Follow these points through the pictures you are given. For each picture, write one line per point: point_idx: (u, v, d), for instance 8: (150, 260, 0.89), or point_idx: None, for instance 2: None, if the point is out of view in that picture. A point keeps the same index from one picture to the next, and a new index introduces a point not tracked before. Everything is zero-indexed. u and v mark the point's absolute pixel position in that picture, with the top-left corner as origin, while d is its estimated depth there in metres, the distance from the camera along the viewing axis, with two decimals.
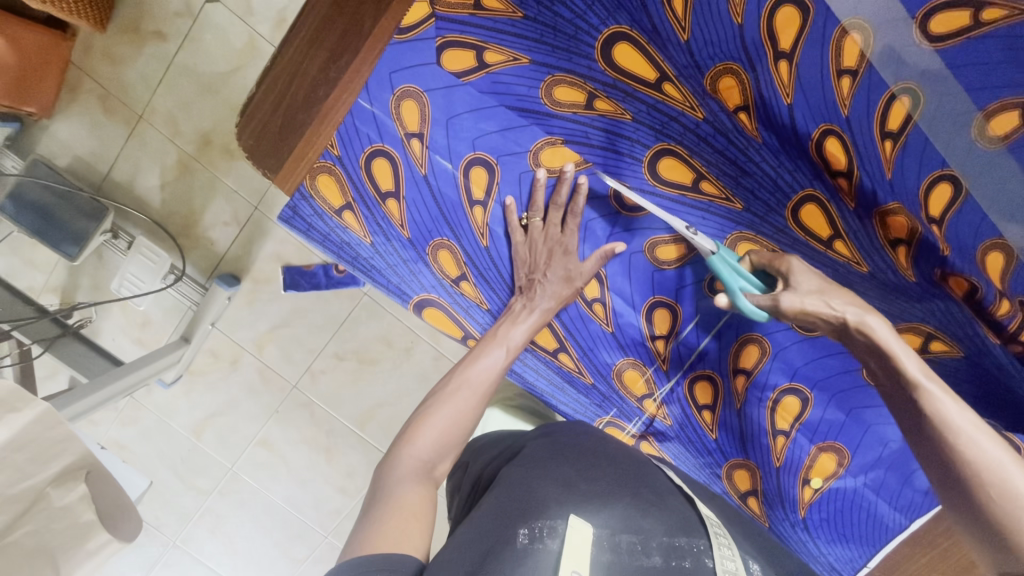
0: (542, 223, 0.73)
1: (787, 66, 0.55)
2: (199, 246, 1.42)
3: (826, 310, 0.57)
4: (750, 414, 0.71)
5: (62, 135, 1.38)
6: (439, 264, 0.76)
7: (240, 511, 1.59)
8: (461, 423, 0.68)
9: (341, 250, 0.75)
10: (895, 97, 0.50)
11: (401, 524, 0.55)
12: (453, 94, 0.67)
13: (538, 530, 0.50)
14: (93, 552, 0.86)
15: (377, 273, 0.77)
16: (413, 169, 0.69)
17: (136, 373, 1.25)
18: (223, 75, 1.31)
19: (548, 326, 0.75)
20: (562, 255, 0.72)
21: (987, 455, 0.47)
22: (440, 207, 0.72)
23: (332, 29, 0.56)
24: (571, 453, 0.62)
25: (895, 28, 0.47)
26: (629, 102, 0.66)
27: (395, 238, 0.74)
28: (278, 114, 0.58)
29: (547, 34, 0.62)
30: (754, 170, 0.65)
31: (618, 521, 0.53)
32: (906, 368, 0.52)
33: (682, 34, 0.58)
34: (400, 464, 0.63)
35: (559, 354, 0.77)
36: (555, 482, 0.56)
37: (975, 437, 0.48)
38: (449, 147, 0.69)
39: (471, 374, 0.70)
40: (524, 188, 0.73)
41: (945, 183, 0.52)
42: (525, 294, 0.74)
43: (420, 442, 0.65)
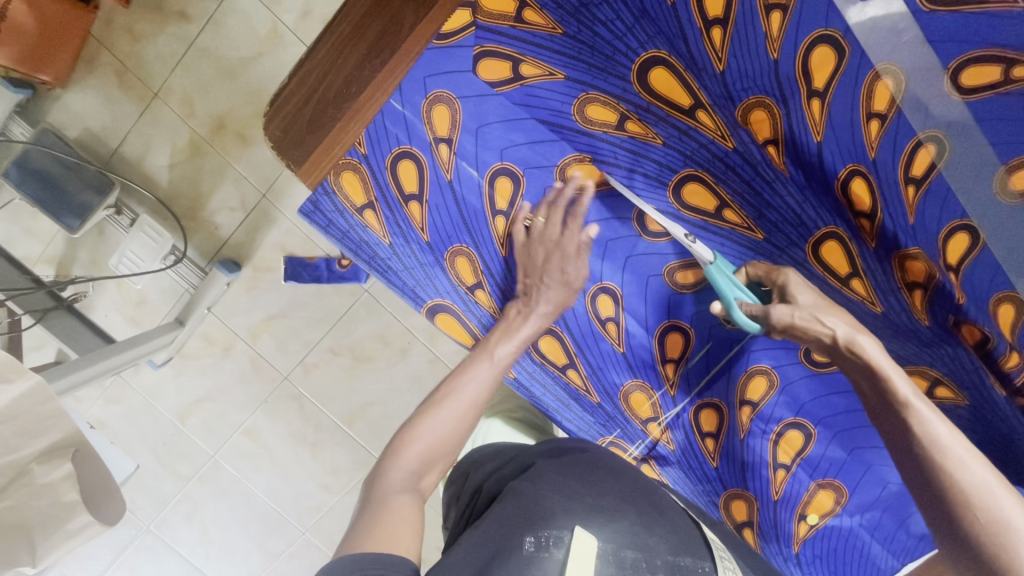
0: (544, 223, 0.72)
1: (819, 104, 0.56)
2: (202, 229, 1.41)
3: (816, 326, 0.58)
4: (751, 445, 0.71)
5: (74, 106, 1.37)
6: (457, 270, 0.75)
7: (219, 500, 1.56)
8: (449, 436, 0.67)
9: (358, 249, 0.73)
10: (922, 144, 0.51)
11: (392, 526, 0.54)
12: (485, 103, 0.68)
13: (544, 539, 0.51)
14: (72, 533, 0.84)
15: (393, 275, 0.75)
16: (439, 172, 0.70)
17: (127, 352, 1.23)
18: (243, 60, 1.30)
19: (558, 338, 0.74)
20: (559, 256, 0.71)
21: (981, 482, 0.47)
22: (462, 213, 0.72)
23: (372, 26, 0.56)
24: (575, 468, 0.62)
25: (926, 76, 0.48)
26: (660, 126, 0.66)
27: (414, 241, 0.73)
28: (309, 106, 0.58)
29: (584, 51, 0.62)
30: (778, 204, 0.66)
31: (622, 535, 0.55)
32: (897, 388, 0.52)
33: (718, 64, 0.58)
34: (387, 478, 0.62)
35: (568, 370, 0.76)
36: (563, 493, 0.56)
37: (970, 465, 0.47)
38: (477, 155, 0.71)
39: (460, 384, 0.70)
40: (535, 189, 0.73)
41: (962, 234, 0.53)
42: (521, 300, 0.73)
43: (408, 456, 0.64)
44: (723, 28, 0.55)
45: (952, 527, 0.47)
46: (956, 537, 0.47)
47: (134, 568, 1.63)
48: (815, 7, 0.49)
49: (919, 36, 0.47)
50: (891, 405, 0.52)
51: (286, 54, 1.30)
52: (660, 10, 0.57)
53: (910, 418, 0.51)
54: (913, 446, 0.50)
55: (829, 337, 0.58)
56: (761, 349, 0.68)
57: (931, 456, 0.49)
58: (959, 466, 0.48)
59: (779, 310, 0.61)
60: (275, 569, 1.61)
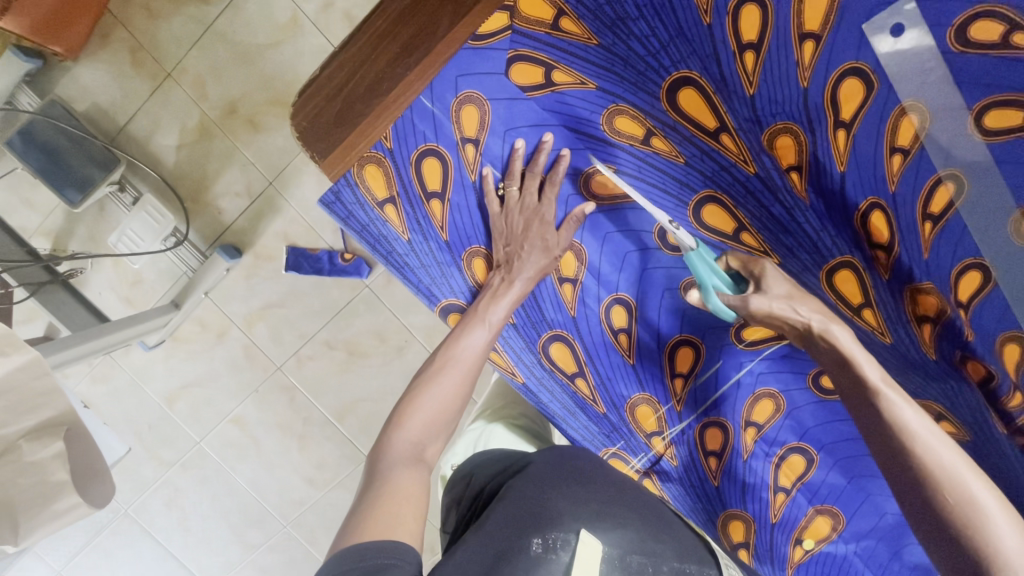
0: (518, 193, 0.70)
1: (845, 136, 0.56)
2: (205, 212, 1.39)
3: (792, 315, 0.59)
4: (754, 467, 0.70)
5: (85, 80, 1.36)
6: (472, 270, 0.75)
7: (201, 488, 1.54)
8: (447, 403, 0.66)
9: (376, 243, 0.73)
10: (941, 181, 0.52)
11: (394, 508, 0.55)
12: (515, 107, 0.68)
13: (551, 541, 0.53)
14: (58, 514, 0.82)
15: (409, 271, 0.74)
16: (463, 172, 0.70)
17: (122, 332, 1.22)
18: (260, 47, 1.30)
19: (569, 346, 0.73)
20: (539, 225, 0.69)
21: (949, 465, 0.49)
22: (483, 215, 0.72)
23: (407, 25, 0.56)
24: (580, 473, 0.64)
25: (951, 116, 0.50)
26: (685, 145, 0.67)
27: (432, 239, 0.73)
28: (338, 100, 0.58)
29: (617, 64, 0.63)
30: (796, 230, 0.66)
31: (629, 542, 0.56)
32: (867, 374, 0.55)
33: (749, 88, 0.59)
34: (391, 449, 0.62)
35: (576, 379, 0.75)
36: (570, 497, 0.58)
37: (937, 450, 0.50)
38: (502, 156, 0.71)
39: (455, 350, 0.69)
40: (503, 155, 0.70)
41: (975, 272, 0.54)
42: (503, 268, 0.71)
43: (410, 425, 0.64)
44: (756, 53, 0.56)
45: (932, 513, 0.49)
46: (940, 526, 0.49)
47: (108, 552, 1.60)
48: (848, 39, 0.52)
49: (945, 75, 0.49)
50: (863, 392, 0.55)
51: (304, 44, 1.29)
52: (695, 30, 0.58)
53: (879, 405, 0.53)
54: (887, 437, 0.53)
55: (805, 326, 0.59)
56: (770, 373, 0.68)
57: (903, 443, 0.51)
58: (926, 450, 0.50)
59: (756, 300, 0.61)
60: (252, 561, 1.59)
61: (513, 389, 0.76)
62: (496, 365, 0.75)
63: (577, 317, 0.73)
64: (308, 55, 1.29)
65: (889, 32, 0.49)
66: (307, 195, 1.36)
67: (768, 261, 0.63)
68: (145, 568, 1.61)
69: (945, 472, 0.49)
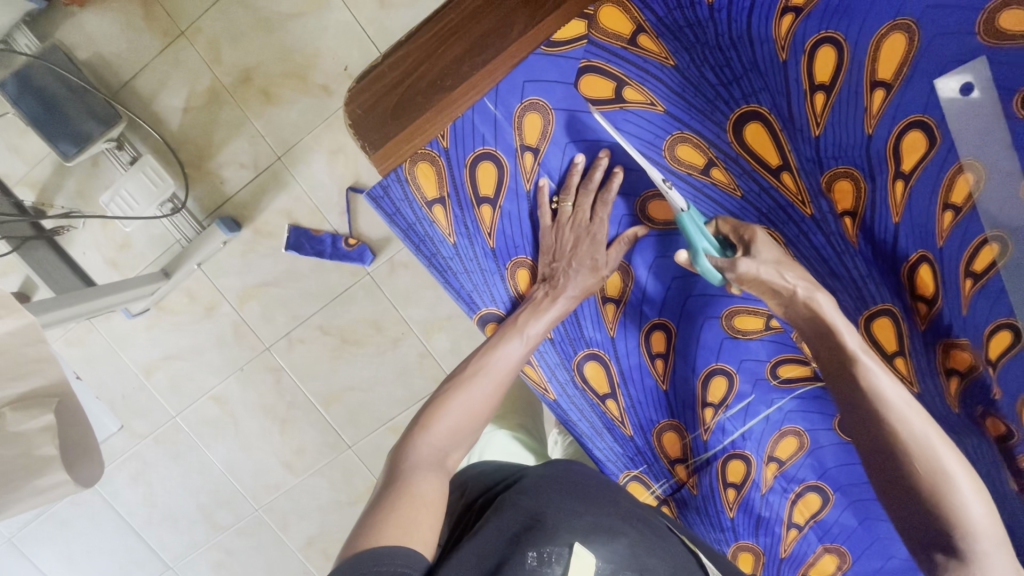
0: (572, 208, 0.68)
1: (902, 187, 0.57)
2: (206, 180, 1.34)
3: (778, 280, 0.58)
4: (770, 501, 0.70)
5: (90, 27, 1.28)
6: (515, 281, 0.73)
7: (172, 463, 1.49)
8: (476, 411, 0.66)
9: (420, 244, 0.70)
10: (986, 242, 0.52)
11: (412, 514, 0.54)
12: (581, 119, 0.66)
13: (546, 555, 0.51)
14: (42, 489, 0.77)
15: (451, 275, 0.72)
16: (518, 180, 0.68)
17: (108, 297, 1.17)
18: (284, 16, 1.24)
19: (604, 366, 0.73)
20: (589, 244, 0.68)
21: (920, 433, 0.52)
22: (533, 227, 0.71)
23: (479, 23, 0.55)
24: (576, 482, 0.63)
25: (1007, 179, 0.49)
26: (744, 178, 0.67)
27: (478, 245, 0.71)
28: (398, 89, 0.57)
29: (688, 90, 0.64)
30: (844, 274, 0.66)
31: (623, 558, 0.55)
32: (847, 343, 0.56)
33: (815, 128, 0.60)
34: (415, 452, 0.62)
35: (607, 400, 0.74)
36: (566, 506, 0.58)
37: (909, 418, 0.52)
38: (560, 168, 0.69)
39: (490, 361, 0.68)
40: (560, 168, 0.68)
41: (1006, 331, 0.53)
42: (548, 283, 0.70)
43: (436, 431, 0.64)
44: (826, 95, 0.57)
45: (900, 482, 0.53)
46: (907, 496, 0.52)
47: (64, 522, 1.52)
48: (918, 92, 0.52)
49: (1006, 138, 0.48)
50: (843, 360, 0.56)
51: (330, 18, 1.24)
52: (771, 64, 0.59)
53: (857, 374, 0.55)
54: (866, 408, 0.54)
55: (790, 292, 0.58)
56: (798, 411, 0.68)
57: (879, 410, 0.53)
58: (899, 417, 0.53)
59: (743, 264, 0.60)
60: (218, 544, 1.55)
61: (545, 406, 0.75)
62: (529, 378, 0.74)
63: (615, 337, 0.72)
64: (332, 31, 1.24)
65: (957, 87, 0.50)
66: (315, 174, 1.31)
67: (758, 228, 0.63)
68: (103, 542, 1.55)
69: (915, 442, 0.51)
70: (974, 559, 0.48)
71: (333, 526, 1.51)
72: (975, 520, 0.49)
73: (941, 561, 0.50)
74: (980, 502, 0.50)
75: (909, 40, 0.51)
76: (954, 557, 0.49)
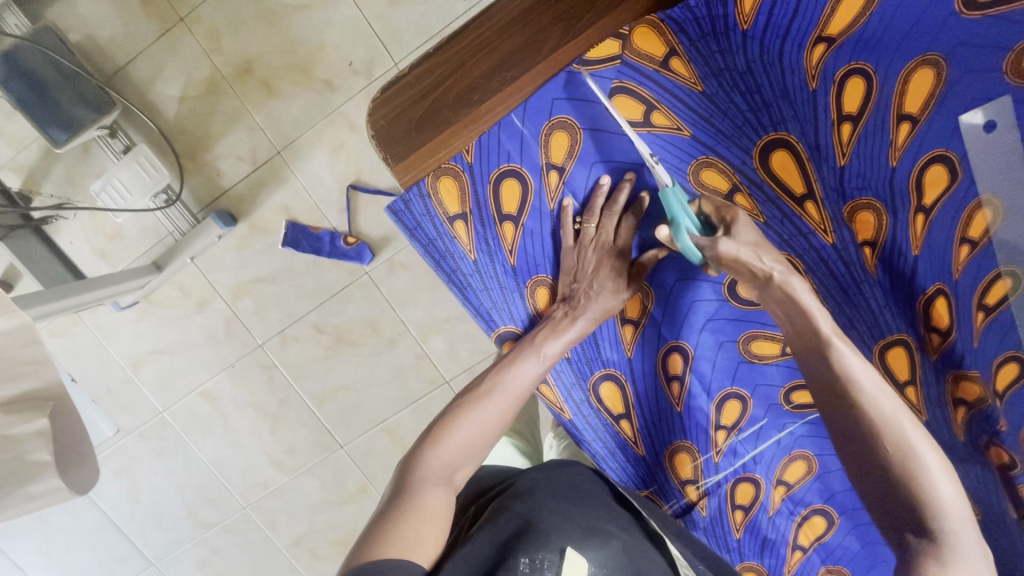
0: (595, 231, 0.68)
1: (922, 220, 0.56)
2: (202, 172, 1.30)
3: (755, 262, 0.58)
4: (776, 523, 0.71)
5: (83, 10, 1.24)
6: (534, 298, 0.73)
7: (158, 459, 1.46)
8: (488, 428, 0.65)
9: (441, 260, 0.70)
10: (1000, 276, 0.51)
11: (416, 526, 0.54)
12: (611, 140, 0.65)
13: (539, 562, 0.52)
14: (33, 495, 0.75)
15: (471, 292, 0.71)
16: (543, 199, 0.68)
17: (98, 291, 1.13)
18: (288, 8, 1.21)
19: (621, 388, 0.74)
20: (612, 267, 0.67)
21: (888, 412, 0.50)
22: (554, 246, 0.70)
23: (511, 39, 0.56)
24: (563, 486, 0.64)
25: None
26: (767, 206, 0.67)
27: (499, 262, 0.70)
28: (425, 101, 0.57)
29: (716, 116, 0.64)
30: (861, 303, 0.66)
31: (614, 560, 0.58)
32: (821, 325, 0.55)
33: (840, 159, 0.60)
34: (425, 464, 0.61)
35: (621, 421, 0.75)
36: (557, 513, 0.58)
37: (879, 398, 0.51)
38: (584, 189, 0.68)
39: (506, 378, 0.68)
40: (585, 188, 0.68)
41: (1012, 365, 0.51)
42: (568, 303, 0.69)
43: (447, 445, 0.63)
44: (853, 125, 0.58)
45: (870, 465, 0.50)
46: (878, 476, 0.50)
47: (42, 518, 1.48)
48: (943, 126, 0.52)
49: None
50: (815, 343, 0.55)
51: (335, 13, 1.21)
52: (800, 92, 0.60)
53: (829, 354, 0.54)
54: (836, 387, 0.53)
55: (767, 275, 0.58)
56: (809, 436, 0.69)
57: (849, 392, 0.52)
58: (869, 398, 0.51)
59: (725, 244, 0.59)
60: (203, 542, 1.52)
61: (559, 423, 0.77)
62: (546, 399, 0.75)
63: (633, 358, 0.73)
64: (339, 25, 1.21)
65: (979, 123, 0.49)
66: (316, 171, 1.29)
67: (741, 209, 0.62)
68: (83, 538, 1.51)
69: (885, 423, 0.50)
70: (943, 541, 0.47)
71: (323, 526, 1.49)
72: (945, 500, 0.48)
73: (913, 545, 0.48)
74: (949, 484, 0.48)
75: (936, 76, 0.51)
76: (926, 540, 0.47)
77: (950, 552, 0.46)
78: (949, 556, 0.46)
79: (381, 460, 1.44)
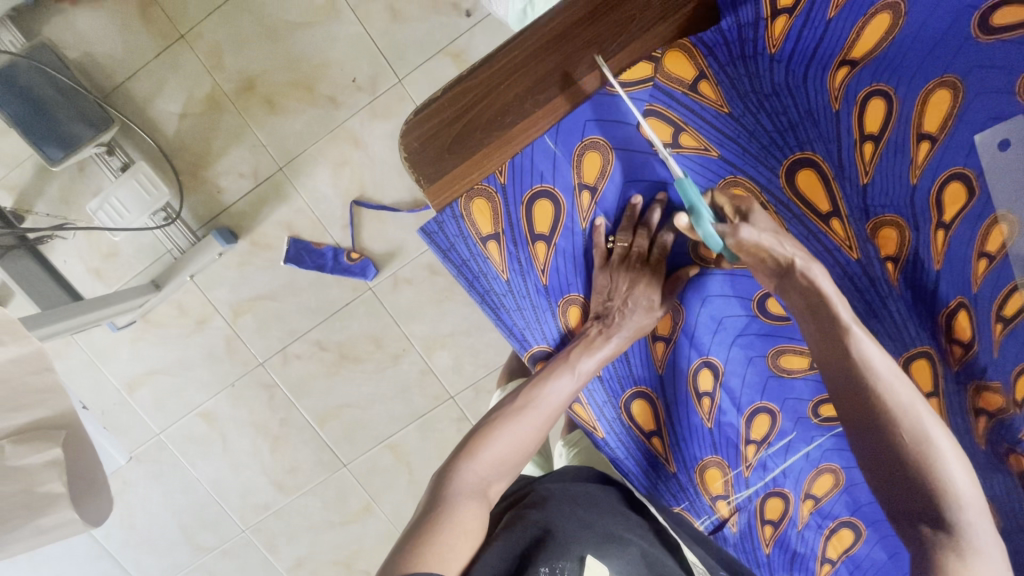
0: (627, 249, 0.69)
1: (943, 235, 0.58)
2: (202, 190, 1.29)
3: (776, 247, 0.57)
4: (804, 538, 0.72)
5: (81, 26, 1.22)
6: (566, 317, 0.74)
7: (155, 482, 1.42)
8: (522, 444, 0.66)
9: (474, 281, 0.70)
10: (1018, 288, 0.51)
11: (449, 540, 0.54)
12: (640, 158, 0.66)
13: (559, 570, 0.55)
14: (43, 529, 0.72)
15: (505, 312, 0.71)
16: (574, 219, 0.69)
17: (97, 312, 1.11)
18: (291, 25, 1.21)
19: (651, 404, 0.75)
20: (644, 285, 0.68)
21: (905, 401, 0.51)
22: (586, 264, 0.72)
23: (544, 61, 0.56)
24: (580, 496, 0.66)
25: None
26: (793, 223, 0.69)
27: (531, 281, 0.71)
28: (458, 124, 0.56)
29: (742, 136, 0.67)
30: (885, 316, 0.67)
31: (627, 565, 0.62)
32: (840, 314, 0.54)
33: (863, 177, 0.62)
34: (459, 478, 0.60)
35: (652, 437, 0.76)
36: (576, 520, 0.61)
37: (896, 387, 0.52)
38: (615, 208, 0.69)
39: (540, 395, 0.68)
40: (617, 208, 0.69)
41: None
42: (601, 321, 0.70)
43: (481, 460, 0.62)
44: (875, 144, 0.59)
45: (888, 454, 0.51)
46: (894, 466, 0.51)
47: None
48: (960, 145, 0.53)
49: None
50: (834, 330, 0.54)
51: (339, 29, 1.21)
52: (823, 112, 0.62)
53: (847, 342, 0.53)
54: (854, 376, 0.53)
55: (787, 261, 0.57)
56: (835, 450, 0.69)
57: (867, 380, 0.52)
58: (887, 387, 0.52)
59: (747, 231, 0.58)
60: (201, 567, 1.48)
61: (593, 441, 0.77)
62: (578, 417, 0.76)
63: (664, 374, 0.74)
64: (342, 42, 1.21)
65: (994, 142, 0.50)
66: (319, 187, 1.28)
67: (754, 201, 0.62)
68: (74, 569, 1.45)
69: (903, 413, 0.51)
70: (958, 528, 0.48)
71: (326, 548, 1.46)
72: (960, 489, 0.49)
73: (928, 535, 0.50)
74: (963, 472, 0.50)
75: (954, 96, 0.52)
76: (941, 529, 0.49)
77: (965, 540, 0.48)
78: (963, 545, 0.48)
79: (385, 478, 1.42)
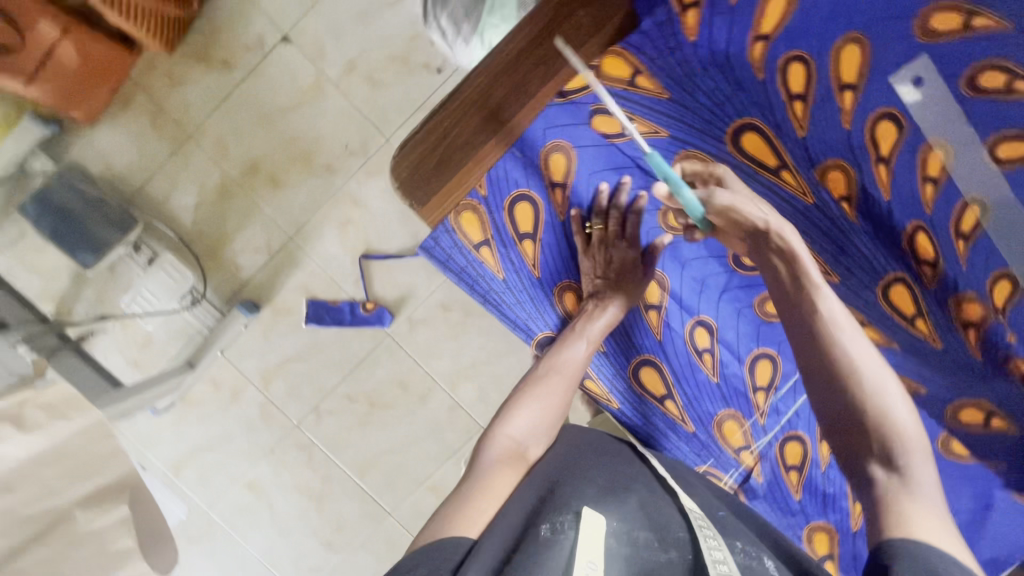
0: (602, 229, 0.79)
1: (885, 169, 0.64)
2: (224, 270, 1.39)
3: (752, 210, 0.64)
4: (829, 475, 0.76)
5: (101, 144, 1.36)
6: (563, 301, 0.85)
7: (209, 560, 1.45)
8: (552, 401, 0.72)
9: (475, 282, 0.82)
10: (967, 206, 0.58)
11: (477, 505, 0.58)
12: (597, 150, 0.77)
13: (559, 524, 0.54)
14: None
15: (506, 306, 0.84)
16: (553, 214, 0.80)
17: (139, 396, 1.19)
18: (283, 109, 1.35)
19: (657, 370, 0.81)
20: (632, 261, 0.79)
21: (865, 355, 0.58)
22: (570, 252, 0.82)
23: (501, 84, 0.64)
24: (583, 456, 0.67)
25: (966, 150, 0.57)
26: (749, 183, 0.78)
27: (524, 275, 0.82)
28: (437, 150, 0.64)
29: (685, 115, 0.76)
30: (853, 251, 0.73)
31: (637, 518, 0.59)
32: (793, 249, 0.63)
33: (800, 131, 0.69)
34: (495, 441, 0.67)
35: (666, 401, 0.82)
36: (579, 481, 0.61)
37: (855, 341, 0.58)
38: (587, 196, 0.79)
39: (559, 360, 0.77)
40: (588, 195, 0.80)
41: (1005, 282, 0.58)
42: (596, 296, 0.79)
43: (517, 423, 0.69)
44: (804, 102, 0.66)
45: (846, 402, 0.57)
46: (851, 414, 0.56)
47: None
48: (880, 88, 0.60)
49: (962, 116, 0.56)
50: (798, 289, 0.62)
51: (327, 104, 1.34)
52: (752, 84, 0.69)
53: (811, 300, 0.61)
54: (817, 329, 0.60)
55: (763, 223, 0.64)
56: None
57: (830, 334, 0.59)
58: (847, 340, 0.58)
59: (721, 195, 0.65)
60: None
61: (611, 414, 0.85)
62: (593, 392, 0.83)
63: (663, 341, 0.81)
64: (331, 116, 1.35)
65: (909, 81, 0.58)
66: (328, 249, 1.38)
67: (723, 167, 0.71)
68: None
69: (860, 362, 0.57)
70: (905, 471, 0.53)
71: None
72: (908, 433, 0.54)
73: (880, 477, 0.53)
74: (909, 422, 0.55)
75: (862, 50, 0.60)
76: (890, 472, 0.53)
77: (910, 481, 0.52)
78: (909, 485, 0.52)
79: None
